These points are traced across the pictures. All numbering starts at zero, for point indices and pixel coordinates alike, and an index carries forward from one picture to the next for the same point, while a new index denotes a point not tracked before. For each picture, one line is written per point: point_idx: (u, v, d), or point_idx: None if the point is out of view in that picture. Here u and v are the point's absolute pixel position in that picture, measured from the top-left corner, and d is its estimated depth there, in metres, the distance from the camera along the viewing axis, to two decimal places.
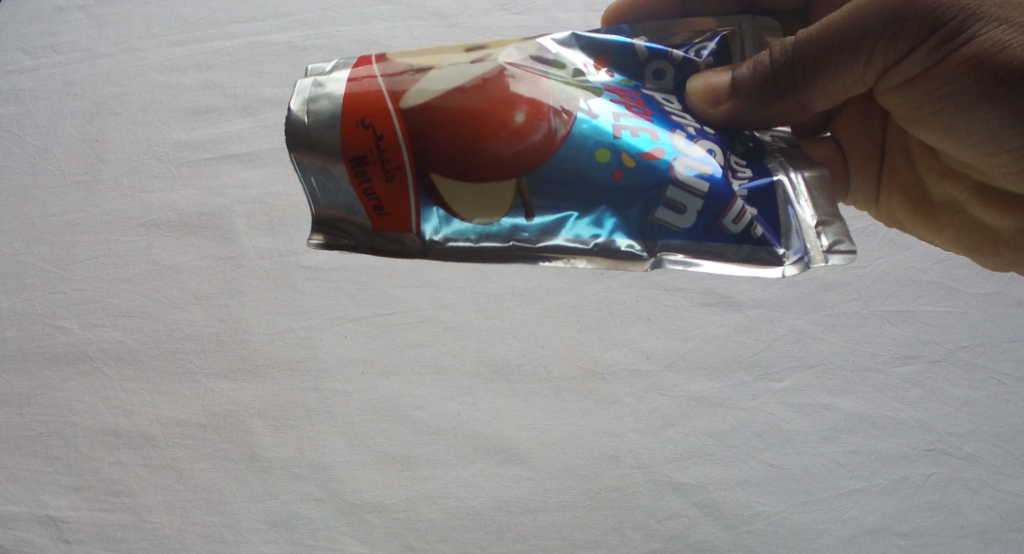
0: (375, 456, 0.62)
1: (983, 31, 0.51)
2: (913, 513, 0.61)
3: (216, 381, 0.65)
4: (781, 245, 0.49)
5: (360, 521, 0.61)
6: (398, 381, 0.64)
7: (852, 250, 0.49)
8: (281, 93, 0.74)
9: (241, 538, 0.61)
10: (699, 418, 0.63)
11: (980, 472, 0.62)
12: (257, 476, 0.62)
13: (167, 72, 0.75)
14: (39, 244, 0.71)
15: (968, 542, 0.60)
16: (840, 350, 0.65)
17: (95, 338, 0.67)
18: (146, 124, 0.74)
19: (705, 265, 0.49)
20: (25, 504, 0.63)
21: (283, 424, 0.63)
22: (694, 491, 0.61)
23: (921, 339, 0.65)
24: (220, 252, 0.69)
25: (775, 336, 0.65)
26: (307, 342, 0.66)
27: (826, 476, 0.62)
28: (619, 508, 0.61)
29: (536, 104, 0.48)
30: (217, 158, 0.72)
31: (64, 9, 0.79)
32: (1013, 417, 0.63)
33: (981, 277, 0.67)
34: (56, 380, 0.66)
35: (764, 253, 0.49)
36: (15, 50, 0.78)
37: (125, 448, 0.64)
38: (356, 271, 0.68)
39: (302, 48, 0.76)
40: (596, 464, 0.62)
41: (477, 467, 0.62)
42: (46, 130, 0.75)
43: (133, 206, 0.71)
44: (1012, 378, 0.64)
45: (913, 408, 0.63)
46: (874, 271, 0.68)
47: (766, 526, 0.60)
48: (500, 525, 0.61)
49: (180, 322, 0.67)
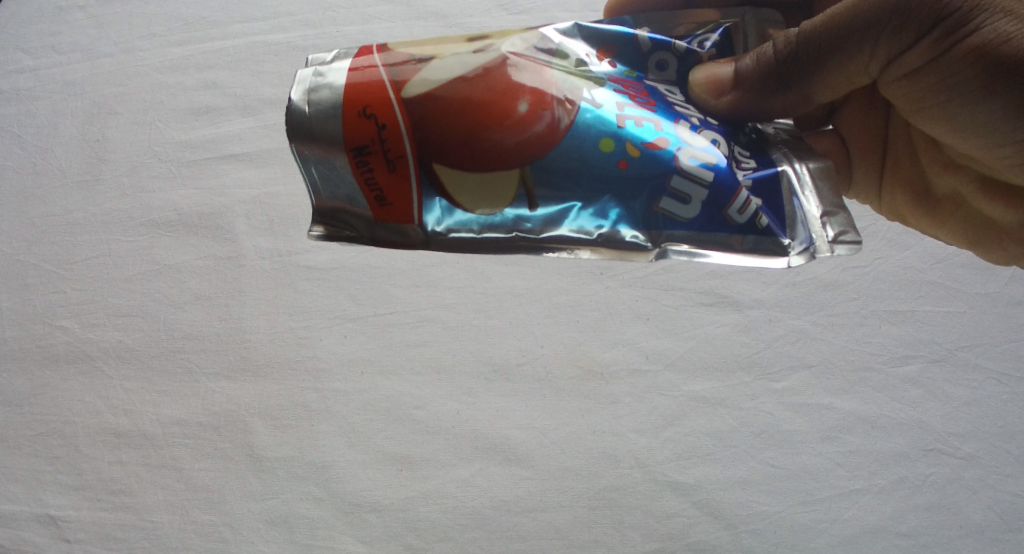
0: (375, 455, 0.62)
1: (987, 22, 0.50)
2: (913, 513, 0.61)
3: (216, 381, 0.65)
4: (786, 236, 0.48)
5: (359, 520, 0.61)
6: (398, 381, 0.64)
7: (858, 240, 0.49)
8: (281, 93, 0.74)
9: (241, 537, 0.61)
10: (699, 417, 0.63)
11: (980, 471, 0.62)
12: (257, 476, 0.62)
13: (167, 71, 0.76)
14: (39, 244, 0.71)
15: (967, 542, 0.60)
16: (840, 350, 0.65)
17: (95, 338, 0.67)
18: (146, 124, 0.74)
19: (711, 256, 0.48)
20: (25, 504, 0.63)
21: (283, 424, 0.63)
22: (694, 491, 0.61)
23: (921, 339, 0.65)
24: (220, 251, 0.69)
25: (775, 336, 0.65)
26: (307, 342, 0.66)
27: (826, 476, 0.62)
28: (618, 508, 0.61)
29: (539, 94, 0.47)
30: (217, 157, 0.72)
31: (65, 9, 0.80)
32: (1012, 417, 0.63)
33: (981, 277, 0.67)
34: (56, 379, 0.66)
35: (769, 243, 0.48)
36: (15, 51, 0.78)
37: (125, 447, 0.64)
38: (356, 271, 0.68)
39: (302, 48, 0.76)
40: (595, 464, 0.62)
41: (477, 467, 0.62)
42: (46, 130, 0.75)
43: (133, 206, 0.71)
44: (1012, 377, 0.64)
45: (913, 408, 0.63)
46: (874, 270, 0.68)
47: (765, 526, 0.60)
48: (499, 525, 0.61)
49: (180, 322, 0.67)
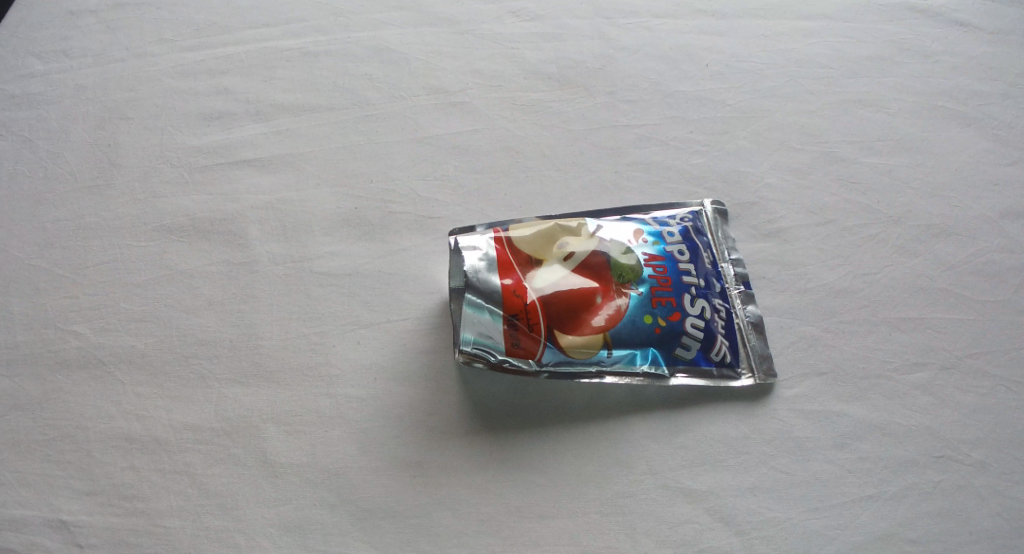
0: (387, 462, 0.62)
1: None
2: (924, 520, 0.61)
3: (229, 386, 0.65)
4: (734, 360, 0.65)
5: (372, 526, 0.60)
6: (411, 387, 0.64)
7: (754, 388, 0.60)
8: (292, 98, 0.76)
9: (253, 542, 0.60)
10: (710, 424, 0.63)
11: (989, 479, 0.62)
12: (269, 480, 0.62)
13: (179, 77, 0.78)
14: (51, 248, 0.70)
15: (980, 548, 0.60)
16: (851, 357, 0.66)
17: (107, 342, 0.66)
18: (158, 128, 0.75)
19: (689, 317, 0.65)
20: (37, 509, 0.61)
21: (295, 430, 0.63)
22: (706, 498, 0.61)
23: (932, 347, 0.66)
24: (234, 257, 0.69)
25: (787, 344, 0.66)
26: (319, 348, 0.66)
27: (837, 483, 0.62)
28: (631, 514, 0.60)
29: None
30: (229, 163, 0.73)
31: (76, 15, 0.81)
32: (1021, 424, 0.64)
33: (988, 286, 0.69)
34: (68, 383, 0.65)
35: (714, 372, 0.65)
36: (26, 55, 0.79)
37: (138, 452, 0.63)
38: (367, 277, 0.68)
39: (314, 54, 0.79)
40: (608, 471, 0.62)
41: (489, 473, 0.62)
42: (58, 133, 0.75)
43: (145, 211, 0.71)
44: (1020, 385, 0.65)
45: (923, 415, 0.64)
46: (886, 277, 0.69)
47: (779, 533, 0.60)
48: (513, 531, 0.60)
49: (193, 327, 0.67)
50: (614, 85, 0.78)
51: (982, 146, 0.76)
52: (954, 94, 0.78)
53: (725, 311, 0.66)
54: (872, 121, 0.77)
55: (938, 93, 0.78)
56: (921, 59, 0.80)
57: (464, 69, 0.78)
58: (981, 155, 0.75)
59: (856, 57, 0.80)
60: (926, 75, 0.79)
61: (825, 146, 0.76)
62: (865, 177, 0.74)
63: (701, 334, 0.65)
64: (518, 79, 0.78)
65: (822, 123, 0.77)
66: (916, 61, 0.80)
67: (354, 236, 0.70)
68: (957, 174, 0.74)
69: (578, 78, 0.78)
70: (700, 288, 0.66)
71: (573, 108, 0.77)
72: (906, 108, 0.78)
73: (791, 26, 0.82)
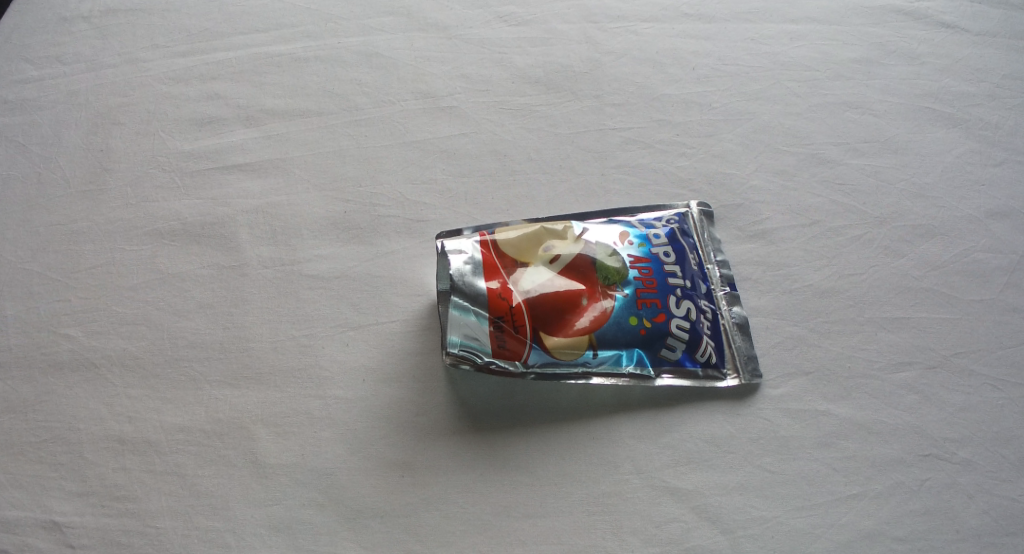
0: (376, 462, 0.63)
1: None
2: (909, 517, 0.61)
3: (220, 388, 0.65)
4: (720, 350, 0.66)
5: (361, 526, 0.61)
6: (400, 387, 0.65)
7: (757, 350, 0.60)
8: (284, 103, 0.77)
9: (243, 542, 0.61)
10: (697, 424, 0.64)
11: (976, 477, 0.63)
12: (260, 482, 0.62)
13: (171, 82, 0.78)
14: (45, 252, 0.71)
15: (965, 545, 0.61)
16: (837, 356, 0.67)
17: (100, 346, 0.67)
18: (151, 133, 0.76)
19: (674, 318, 0.66)
20: (29, 510, 0.62)
21: (285, 432, 0.64)
22: (692, 496, 0.62)
23: (918, 346, 0.67)
24: (225, 260, 0.70)
25: (773, 344, 0.67)
26: (309, 350, 0.66)
27: (822, 481, 0.62)
28: (617, 513, 0.61)
29: None
30: (219, 167, 0.74)
31: (69, 20, 0.82)
32: (1007, 422, 0.65)
33: (974, 285, 0.70)
34: (60, 386, 0.66)
35: (700, 373, 0.65)
36: (20, 61, 0.80)
37: (130, 454, 0.63)
38: (356, 280, 0.69)
39: (304, 59, 0.80)
40: (595, 471, 0.62)
41: (477, 473, 0.62)
42: (51, 138, 0.75)
43: (138, 215, 0.72)
44: (1006, 383, 0.66)
45: (909, 413, 0.65)
46: (873, 277, 0.70)
47: (764, 531, 0.61)
48: (500, 530, 0.60)
49: (184, 330, 0.67)
50: (602, 89, 0.79)
51: (968, 147, 0.76)
52: (939, 95, 0.79)
53: (711, 311, 0.67)
54: (858, 123, 0.78)
55: (925, 95, 0.79)
56: (907, 60, 0.81)
57: (453, 73, 0.79)
58: (967, 155, 0.76)
59: (842, 59, 0.81)
60: (912, 76, 0.80)
61: (811, 148, 0.76)
62: (850, 178, 0.75)
63: (687, 334, 0.65)
64: (506, 83, 0.79)
65: (808, 125, 0.77)
66: (901, 63, 0.81)
67: (343, 240, 0.71)
68: (943, 174, 0.75)
69: (566, 81, 0.79)
70: (685, 289, 0.67)
71: (561, 111, 0.77)
72: (892, 109, 0.78)
73: (777, 29, 0.82)
